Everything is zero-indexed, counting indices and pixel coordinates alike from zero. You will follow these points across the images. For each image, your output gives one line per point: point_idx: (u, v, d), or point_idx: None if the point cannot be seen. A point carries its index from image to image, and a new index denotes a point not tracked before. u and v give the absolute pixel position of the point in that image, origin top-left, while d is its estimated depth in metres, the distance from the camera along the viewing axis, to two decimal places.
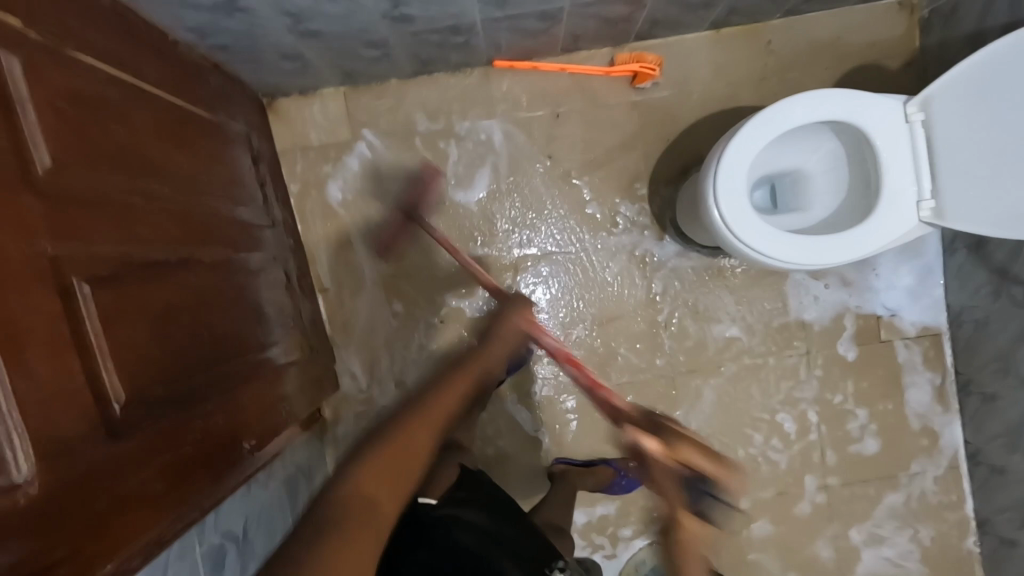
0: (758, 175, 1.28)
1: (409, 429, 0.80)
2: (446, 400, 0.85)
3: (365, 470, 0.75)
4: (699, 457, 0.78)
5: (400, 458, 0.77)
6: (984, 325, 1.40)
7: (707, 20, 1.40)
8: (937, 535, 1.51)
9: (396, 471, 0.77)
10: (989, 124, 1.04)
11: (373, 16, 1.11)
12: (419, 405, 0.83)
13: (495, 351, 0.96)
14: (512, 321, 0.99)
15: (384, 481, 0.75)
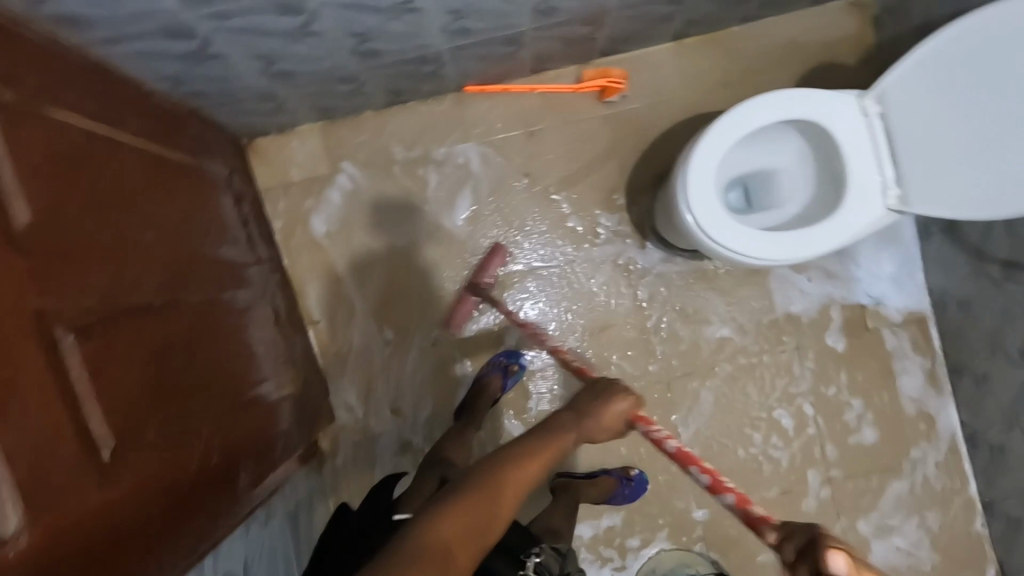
0: (730, 176, 1.31)
1: (493, 483, 0.74)
2: (540, 461, 0.78)
3: (451, 520, 0.69)
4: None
5: (485, 512, 0.71)
6: (967, 306, 1.42)
7: (668, 32, 1.45)
8: (945, 520, 1.51)
9: (480, 523, 0.71)
10: (942, 109, 1.08)
11: (342, 52, 1.15)
12: (504, 463, 0.76)
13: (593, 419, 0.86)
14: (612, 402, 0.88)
15: (467, 535, 0.69)
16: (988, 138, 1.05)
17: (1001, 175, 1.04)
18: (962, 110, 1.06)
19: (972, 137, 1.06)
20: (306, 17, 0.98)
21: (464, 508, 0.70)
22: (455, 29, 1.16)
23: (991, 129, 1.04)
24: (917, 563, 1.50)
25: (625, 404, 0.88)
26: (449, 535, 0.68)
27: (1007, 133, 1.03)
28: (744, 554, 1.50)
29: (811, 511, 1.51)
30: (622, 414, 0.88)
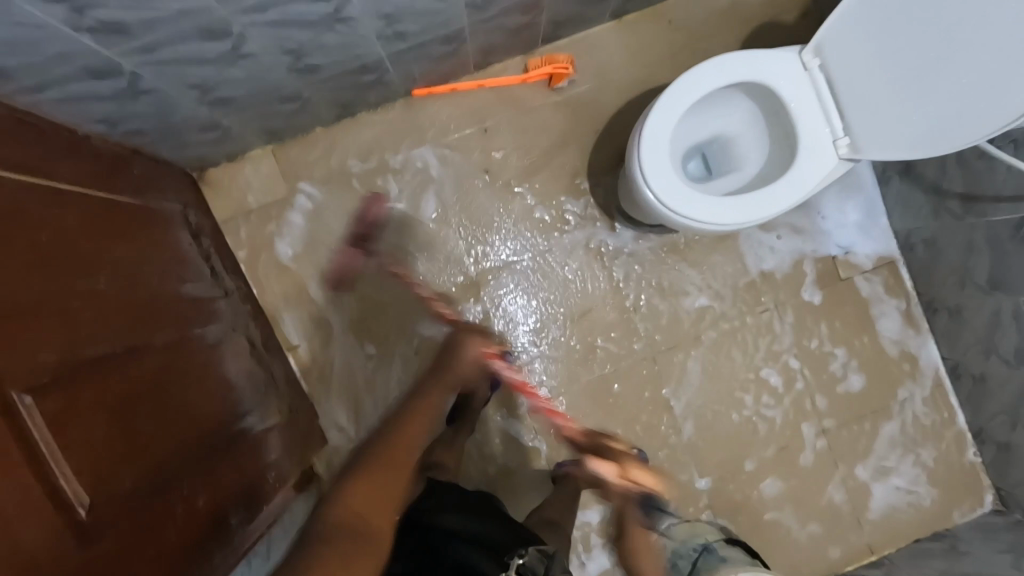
0: (687, 147, 1.31)
1: (380, 454, 0.90)
2: (415, 424, 0.96)
3: (355, 492, 0.83)
4: (641, 473, 0.96)
5: (381, 480, 0.86)
6: (932, 243, 1.45)
7: (607, 11, 1.45)
8: (939, 454, 1.54)
9: (382, 488, 0.85)
10: (875, 58, 1.08)
11: (279, 72, 1.13)
12: (384, 437, 0.94)
13: (452, 375, 1.06)
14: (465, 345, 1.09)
15: (373, 501, 0.84)
16: (930, 68, 1.03)
17: (951, 102, 1.03)
18: (894, 56, 1.06)
19: (916, 70, 1.05)
20: (235, 39, 0.96)
21: (365, 480, 0.85)
22: (390, 34, 1.14)
23: (931, 59, 1.03)
24: (917, 499, 1.53)
25: (475, 344, 1.09)
26: (355, 507, 0.82)
27: (947, 59, 1.01)
28: (751, 516, 1.52)
29: (810, 464, 1.53)
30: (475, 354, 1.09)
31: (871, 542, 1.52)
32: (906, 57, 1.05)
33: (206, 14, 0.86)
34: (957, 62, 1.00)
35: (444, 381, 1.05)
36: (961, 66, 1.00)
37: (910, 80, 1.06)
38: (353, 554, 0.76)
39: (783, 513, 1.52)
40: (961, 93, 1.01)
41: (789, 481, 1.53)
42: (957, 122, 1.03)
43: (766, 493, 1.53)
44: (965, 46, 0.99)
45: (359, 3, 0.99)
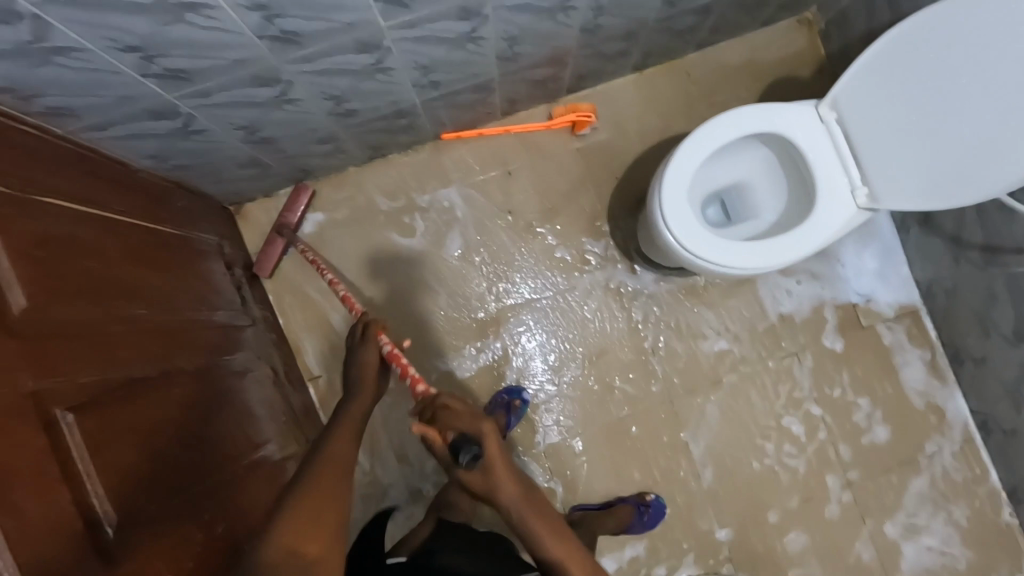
0: (705, 193, 1.35)
1: (313, 475, 0.75)
2: (347, 437, 0.83)
3: (289, 524, 0.69)
4: (459, 419, 0.77)
5: (320, 506, 0.72)
6: (954, 292, 1.44)
7: (629, 65, 1.52)
8: (973, 513, 1.47)
9: (319, 516, 0.71)
10: (894, 110, 1.12)
11: (320, 115, 1.20)
12: (312, 457, 0.79)
13: (366, 384, 0.94)
14: (364, 351, 0.98)
15: (309, 530, 0.69)
16: (945, 114, 1.06)
17: (969, 147, 1.05)
18: (913, 109, 1.10)
19: (931, 117, 1.08)
20: (283, 86, 1.04)
21: (301, 508, 0.71)
22: (424, 82, 1.21)
23: (945, 106, 1.06)
24: (951, 561, 1.46)
25: (373, 349, 0.98)
26: (289, 544, 0.68)
27: (962, 104, 1.04)
28: (774, 571, 1.46)
29: (835, 518, 1.48)
30: (374, 359, 0.97)
31: None
32: (924, 112, 1.08)
33: (260, 63, 0.94)
34: (971, 108, 1.03)
35: (359, 395, 0.92)
36: (976, 110, 1.03)
37: (926, 126, 1.09)
38: None
39: (808, 570, 1.46)
40: (977, 150, 1.04)
41: (813, 535, 1.47)
42: (977, 165, 1.05)
43: (790, 547, 1.47)
44: (977, 91, 1.02)
45: (398, 54, 1.07)
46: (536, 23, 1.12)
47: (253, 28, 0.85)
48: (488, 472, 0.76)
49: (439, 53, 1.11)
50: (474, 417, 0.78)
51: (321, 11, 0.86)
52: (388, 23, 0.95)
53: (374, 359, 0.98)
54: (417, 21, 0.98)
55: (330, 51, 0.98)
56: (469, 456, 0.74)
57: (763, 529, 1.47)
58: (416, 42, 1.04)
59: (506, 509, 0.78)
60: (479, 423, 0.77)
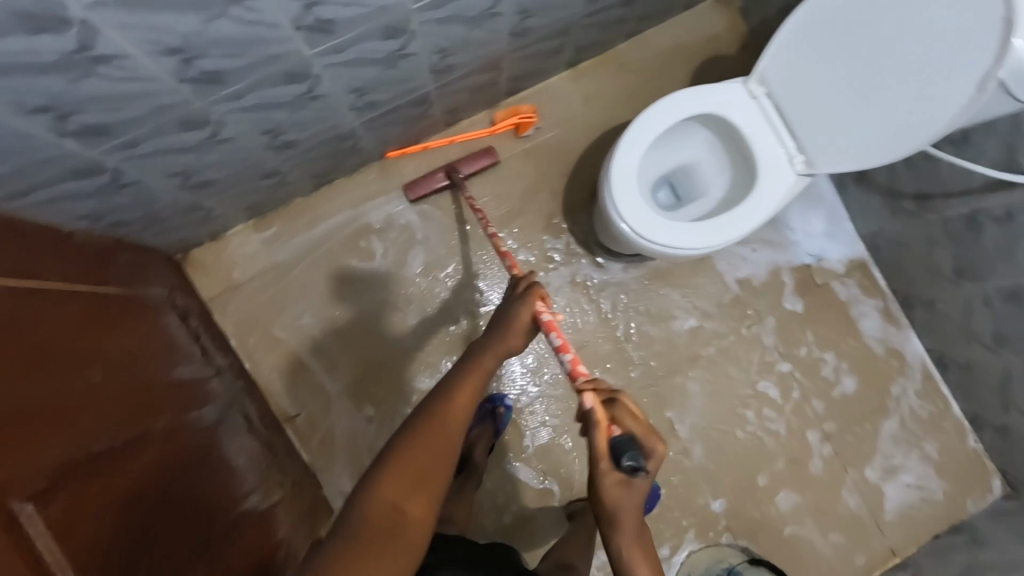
0: (653, 178, 1.37)
1: (430, 428, 0.71)
2: (471, 392, 0.76)
3: (390, 481, 0.67)
4: (633, 421, 0.76)
5: (424, 462, 0.69)
6: (896, 242, 1.51)
7: (563, 62, 1.54)
8: (942, 446, 1.56)
9: (422, 471, 0.68)
10: (828, 69, 1.09)
11: (258, 151, 1.17)
12: (434, 402, 0.74)
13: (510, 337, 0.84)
14: (514, 303, 0.87)
15: (411, 487, 0.67)
16: (882, 68, 1.02)
17: (906, 101, 1.01)
18: (844, 64, 1.07)
19: (869, 71, 1.04)
20: (213, 127, 1.00)
21: (402, 465, 0.68)
22: (362, 104, 1.20)
23: (876, 62, 1.03)
24: (929, 493, 1.54)
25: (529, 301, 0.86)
26: (388, 499, 0.66)
27: (890, 61, 1.01)
28: (773, 533, 1.51)
29: (820, 472, 1.54)
30: (529, 312, 0.86)
31: (893, 544, 1.52)
32: (856, 66, 1.05)
33: (186, 106, 0.91)
34: (907, 57, 0.99)
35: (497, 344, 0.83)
36: (904, 66, 0.99)
37: (866, 83, 1.05)
38: (379, 556, 0.63)
39: (803, 526, 1.52)
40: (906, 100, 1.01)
41: (802, 492, 1.53)
42: (908, 113, 1.02)
43: (783, 507, 1.52)
44: (902, 39, 0.98)
45: (330, 80, 1.04)
46: (465, 33, 1.12)
47: (172, 72, 0.82)
48: (631, 490, 0.73)
49: (372, 74, 1.10)
50: (648, 434, 0.75)
51: (242, 46, 0.83)
52: (315, 50, 0.93)
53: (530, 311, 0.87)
54: (345, 44, 0.96)
55: (257, 86, 0.95)
56: (630, 464, 0.72)
57: (756, 494, 1.52)
58: (347, 65, 1.03)
59: (615, 536, 0.76)
60: (649, 439, 0.75)
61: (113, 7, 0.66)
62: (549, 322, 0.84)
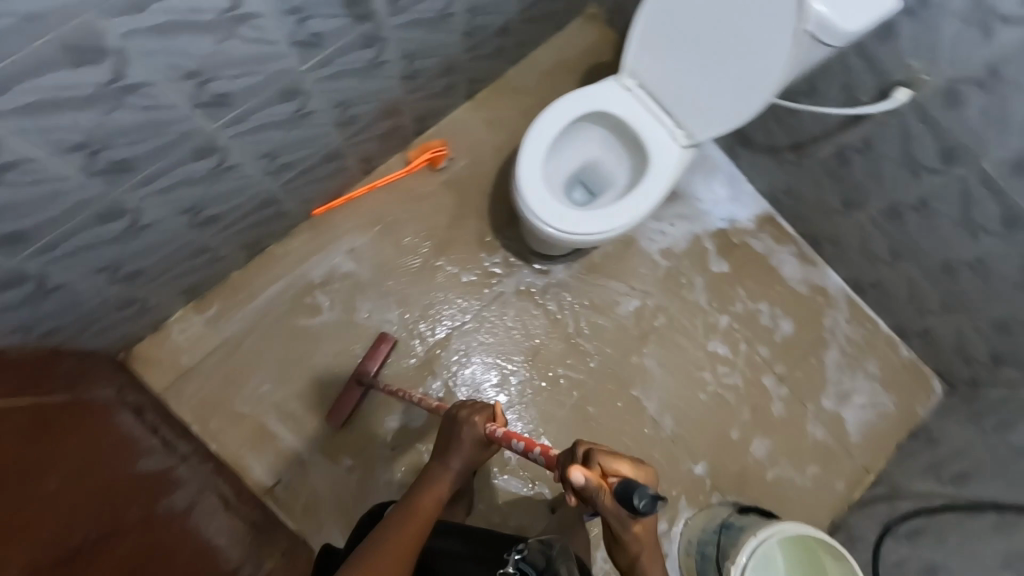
0: (564, 181, 1.48)
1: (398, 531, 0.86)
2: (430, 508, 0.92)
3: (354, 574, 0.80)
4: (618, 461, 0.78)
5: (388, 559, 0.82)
6: (788, 192, 1.67)
7: (459, 96, 1.65)
8: (881, 363, 1.69)
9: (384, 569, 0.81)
10: (677, 54, 1.21)
11: (183, 232, 1.20)
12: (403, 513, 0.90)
13: (460, 459, 0.99)
14: (465, 425, 1.00)
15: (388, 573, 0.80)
16: (719, 44, 1.15)
17: (744, 67, 1.14)
18: (689, 48, 1.19)
19: (710, 49, 1.17)
20: (132, 214, 1.04)
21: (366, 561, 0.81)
22: (276, 167, 1.25)
23: (713, 44, 1.16)
24: (882, 408, 1.67)
25: (479, 416, 1.01)
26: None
27: (724, 39, 1.14)
28: (755, 481, 1.60)
29: (782, 413, 1.64)
30: (480, 428, 0.99)
31: (863, 463, 1.64)
32: (699, 47, 1.18)
33: (101, 199, 0.95)
34: (735, 30, 1.12)
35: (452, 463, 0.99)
36: (736, 41, 1.12)
37: (710, 59, 1.18)
38: None
39: (781, 468, 1.61)
40: (745, 66, 1.13)
41: (772, 436, 1.63)
42: (749, 77, 1.14)
43: (759, 455, 1.61)
44: (728, 17, 1.12)
45: (239, 150, 1.10)
46: (359, 84, 1.21)
47: (80, 168, 0.86)
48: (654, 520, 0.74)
49: (279, 137, 1.16)
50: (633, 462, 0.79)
51: (145, 131, 0.89)
52: (217, 124, 1.00)
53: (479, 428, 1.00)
54: (245, 114, 1.03)
55: (168, 166, 1.00)
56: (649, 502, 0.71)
57: (730, 448, 1.61)
58: (252, 133, 1.09)
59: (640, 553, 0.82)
60: (638, 471, 0.79)
61: (14, 115, 0.71)
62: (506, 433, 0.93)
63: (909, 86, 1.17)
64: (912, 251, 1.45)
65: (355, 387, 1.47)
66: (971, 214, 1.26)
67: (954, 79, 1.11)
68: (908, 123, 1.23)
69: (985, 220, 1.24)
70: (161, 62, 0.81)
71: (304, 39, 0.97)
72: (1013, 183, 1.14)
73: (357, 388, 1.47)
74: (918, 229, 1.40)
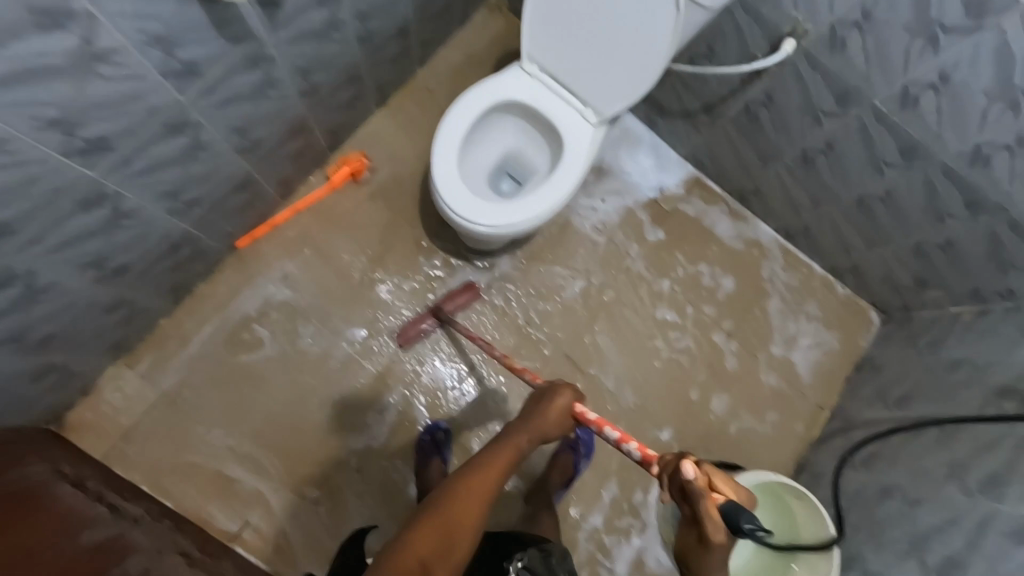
0: (489, 175, 1.47)
1: (468, 488, 0.85)
2: (497, 470, 0.88)
3: (421, 535, 0.79)
4: (726, 482, 0.78)
5: (455, 518, 0.82)
6: (709, 154, 1.70)
7: (370, 104, 1.61)
8: (821, 304, 1.75)
9: (450, 530, 0.81)
10: (571, 34, 1.21)
11: (89, 289, 1.13)
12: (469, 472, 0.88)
13: (540, 424, 0.95)
14: (553, 394, 0.98)
15: (436, 551, 0.79)
16: (607, 19, 1.15)
17: (635, 38, 1.15)
18: (581, 27, 1.19)
19: (599, 25, 1.17)
20: (24, 278, 0.98)
21: (433, 521, 0.81)
22: (182, 206, 1.20)
23: (602, 19, 1.16)
24: (827, 347, 1.73)
25: (566, 395, 0.99)
26: (419, 555, 0.78)
27: (611, 14, 1.14)
28: (719, 439, 1.64)
29: (735, 368, 1.69)
30: (567, 406, 0.98)
31: (817, 401, 1.70)
32: (589, 24, 1.18)
33: None
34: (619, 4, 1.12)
35: (528, 429, 0.93)
36: (622, 14, 1.13)
37: (602, 35, 1.18)
38: None
39: (741, 421, 1.66)
40: (636, 36, 1.14)
41: (729, 391, 1.67)
42: (641, 47, 1.15)
43: (719, 412, 1.66)
44: None
45: (133, 194, 1.05)
46: (254, 107, 1.16)
47: None
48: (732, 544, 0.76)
49: (178, 174, 1.11)
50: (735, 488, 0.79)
51: (15, 190, 0.84)
52: (99, 170, 0.95)
53: (565, 404, 0.99)
54: (130, 156, 0.98)
55: (53, 221, 0.94)
56: (748, 526, 0.74)
57: (691, 410, 1.64)
58: (144, 174, 1.04)
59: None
60: (739, 493, 0.79)
61: None
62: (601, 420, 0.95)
63: (795, 37, 1.21)
64: (829, 193, 1.50)
65: (428, 318, 1.54)
66: (874, 151, 1.31)
67: (833, 25, 1.15)
68: (802, 72, 1.28)
69: (886, 154, 1.29)
70: (15, 114, 0.76)
71: (176, 68, 0.93)
72: (904, 116, 1.19)
73: (429, 321, 1.54)
74: (830, 173, 1.44)
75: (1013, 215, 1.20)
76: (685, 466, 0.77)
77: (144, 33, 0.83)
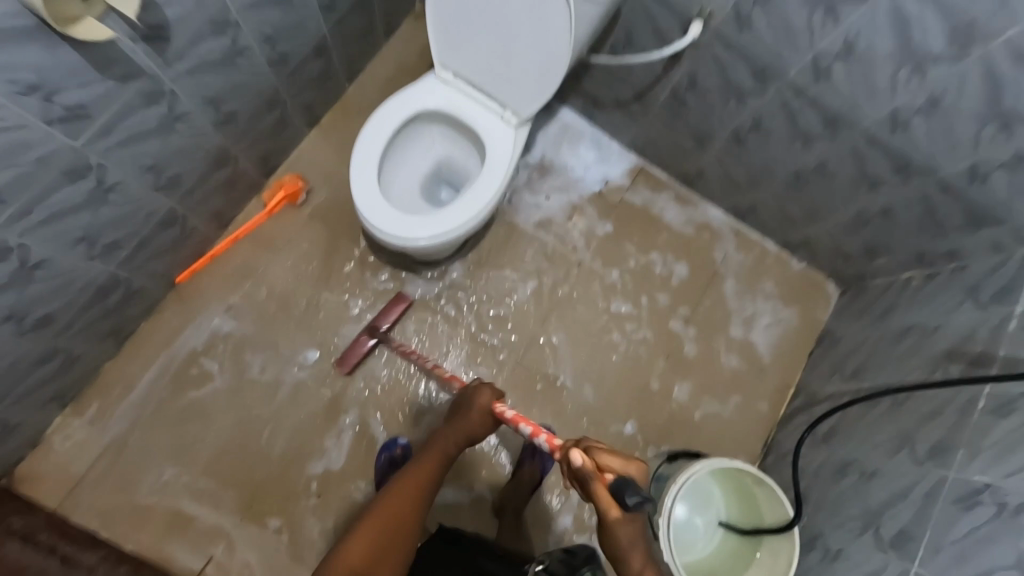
0: (423, 186, 1.46)
1: (395, 492, 1.02)
2: (422, 471, 1.04)
3: (354, 540, 0.95)
4: (614, 460, 0.86)
5: (383, 522, 0.97)
6: (648, 142, 1.68)
7: (300, 126, 1.59)
8: (777, 280, 1.74)
9: (378, 534, 0.96)
10: (475, 38, 1.19)
11: (13, 342, 1.13)
12: (400, 478, 1.04)
13: (465, 425, 1.06)
14: (474, 392, 1.08)
15: (369, 554, 0.94)
16: (508, 20, 1.14)
17: (537, 36, 1.14)
18: (484, 31, 1.18)
19: (500, 27, 1.16)
20: None
21: (364, 527, 0.97)
22: (102, 249, 1.19)
23: (503, 21, 1.15)
24: (787, 323, 1.72)
25: (485, 394, 1.07)
26: (355, 559, 0.93)
27: (510, 15, 1.13)
28: (683, 427, 1.63)
29: (695, 353, 1.68)
30: (486, 405, 1.06)
31: (781, 379, 1.69)
32: (491, 27, 1.17)
33: None
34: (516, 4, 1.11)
35: (452, 429, 1.07)
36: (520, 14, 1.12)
37: (505, 37, 1.17)
38: None
39: (704, 406, 1.65)
40: (538, 35, 1.13)
41: (691, 378, 1.66)
42: (544, 45, 1.14)
43: (682, 399, 1.64)
44: None
45: (40, 243, 1.04)
46: (164, 143, 1.15)
47: None
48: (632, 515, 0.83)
49: (89, 218, 1.10)
50: (627, 463, 0.86)
51: None
52: None
53: (487, 403, 1.07)
54: (28, 207, 0.97)
55: None
56: (635, 499, 0.79)
57: (653, 400, 1.63)
58: (49, 223, 1.03)
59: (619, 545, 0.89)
60: (632, 467, 0.86)
61: None
62: (515, 416, 1.01)
63: (703, 20, 1.20)
64: (765, 171, 1.48)
65: (363, 339, 1.53)
66: (798, 125, 1.30)
67: (737, 4, 1.14)
68: (717, 53, 1.27)
69: (811, 127, 1.28)
70: None
71: (61, 114, 0.92)
72: (820, 88, 1.18)
73: (363, 341, 1.53)
74: (762, 151, 1.43)
75: (941, 176, 1.19)
76: (570, 454, 0.86)
77: (14, 84, 0.83)
